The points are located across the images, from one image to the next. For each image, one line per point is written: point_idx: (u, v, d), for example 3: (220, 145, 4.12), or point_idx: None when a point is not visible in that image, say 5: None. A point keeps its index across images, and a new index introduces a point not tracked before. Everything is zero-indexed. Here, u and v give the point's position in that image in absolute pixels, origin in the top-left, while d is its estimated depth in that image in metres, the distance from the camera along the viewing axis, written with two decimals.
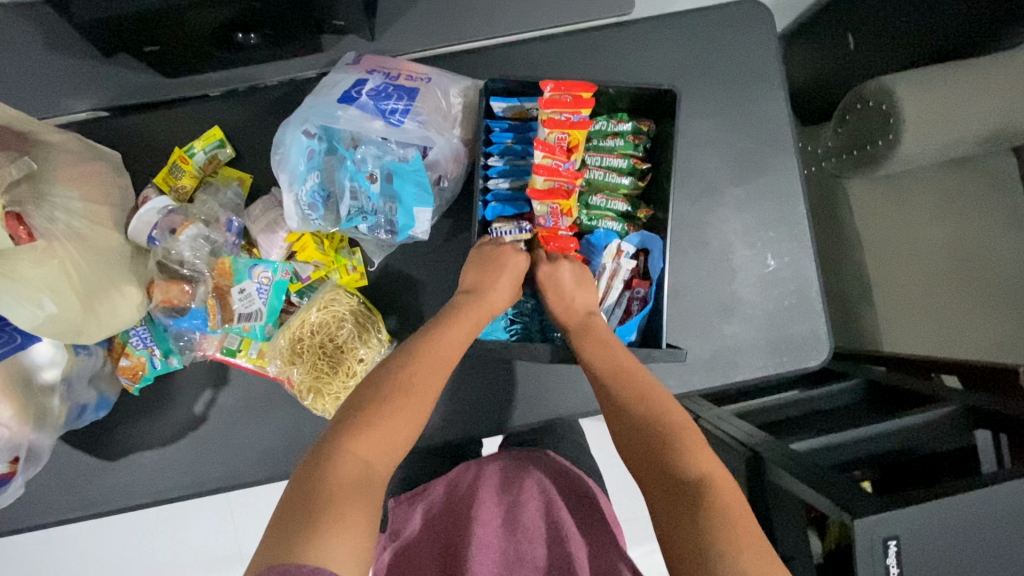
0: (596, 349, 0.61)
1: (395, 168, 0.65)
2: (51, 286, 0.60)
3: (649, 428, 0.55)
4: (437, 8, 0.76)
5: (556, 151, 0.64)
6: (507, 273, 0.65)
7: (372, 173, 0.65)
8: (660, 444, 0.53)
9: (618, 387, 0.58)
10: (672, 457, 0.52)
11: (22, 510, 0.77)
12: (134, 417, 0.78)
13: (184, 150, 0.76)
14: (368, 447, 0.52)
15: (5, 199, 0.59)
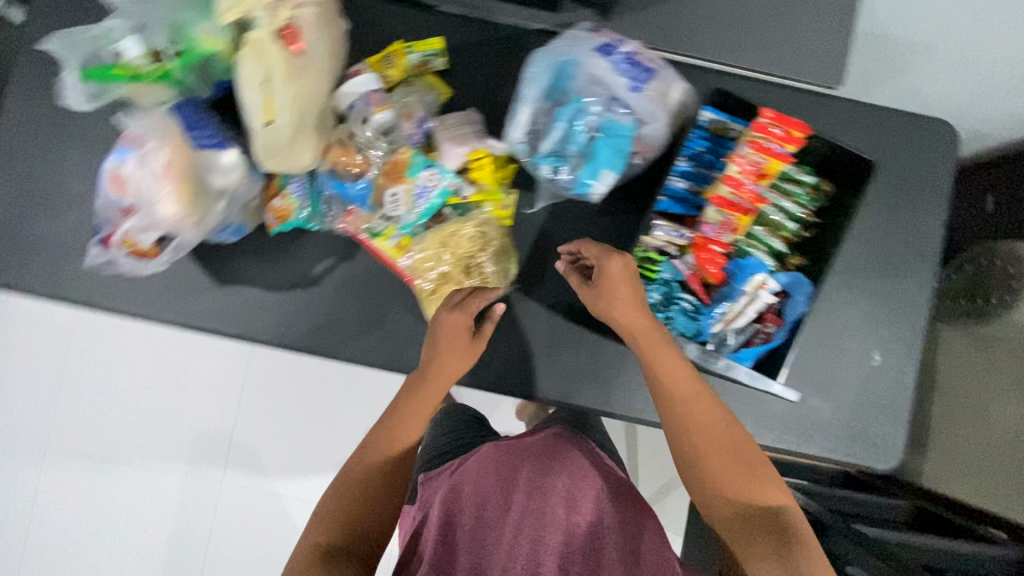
0: (666, 378, 0.69)
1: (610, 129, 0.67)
2: (287, 102, 0.64)
3: (718, 463, 0.68)
4: (671, 14, 0.82)
5: (749, 171, 0.69)
6: (461, 354, 0.76)
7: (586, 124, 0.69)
8: (730, 479, 0.67)
9: (681, 429, 0.69)
10: (740, 495, 0.67)
11: (124, 294, 0.81)
12: (258, 254, 0.81)
13: (404, 46, 0.81)
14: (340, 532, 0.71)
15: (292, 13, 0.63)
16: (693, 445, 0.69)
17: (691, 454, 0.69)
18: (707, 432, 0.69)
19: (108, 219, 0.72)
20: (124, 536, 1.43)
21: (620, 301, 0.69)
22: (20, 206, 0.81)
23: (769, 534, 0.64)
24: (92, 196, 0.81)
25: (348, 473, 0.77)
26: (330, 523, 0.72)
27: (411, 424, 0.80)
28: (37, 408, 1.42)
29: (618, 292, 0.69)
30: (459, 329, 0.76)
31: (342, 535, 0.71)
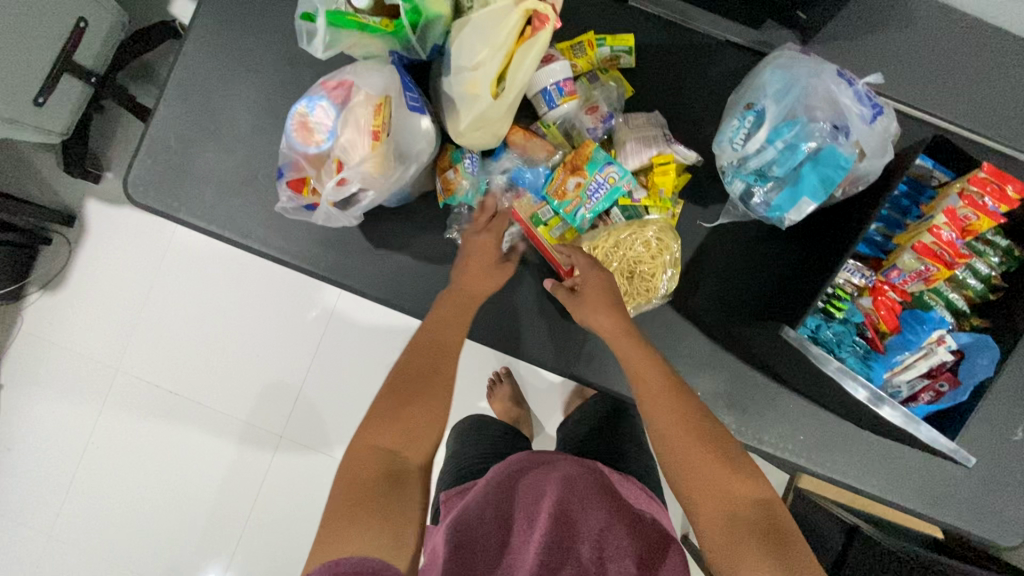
0: (655, 401, 0.67)
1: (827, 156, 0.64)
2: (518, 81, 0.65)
3: (700, 463, 0.64)
4: (873, 51, 0.80)
5: (955, 224, 0.67)
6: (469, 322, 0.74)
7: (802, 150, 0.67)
8: (719, 481, 0.63)
9: (665, 444, 0.66)
10: (723, 493, 0.62)
11: (277, 239, 0.80)
12: (415, 222, 0.81)
13: (595, 38, 0.80)
14: (395, 440, 0.64)
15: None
16: (672, 455, 0.65)
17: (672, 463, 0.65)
18: (675, 432, 0.65)
19: (291, 164, 0.72)
20: (175, 472, 1.43)
21: (596, 309, 0.72)
22: (192, 136, 0.81)
23: (755, 528, 0.60)
24: (263, 138, 0.81)
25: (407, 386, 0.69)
26: (387, 422, 0.65)
27: (451, 359, 0.71)
28: (117, 331, 1.45)
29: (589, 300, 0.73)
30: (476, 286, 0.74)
31: (400, 439, 0.64)
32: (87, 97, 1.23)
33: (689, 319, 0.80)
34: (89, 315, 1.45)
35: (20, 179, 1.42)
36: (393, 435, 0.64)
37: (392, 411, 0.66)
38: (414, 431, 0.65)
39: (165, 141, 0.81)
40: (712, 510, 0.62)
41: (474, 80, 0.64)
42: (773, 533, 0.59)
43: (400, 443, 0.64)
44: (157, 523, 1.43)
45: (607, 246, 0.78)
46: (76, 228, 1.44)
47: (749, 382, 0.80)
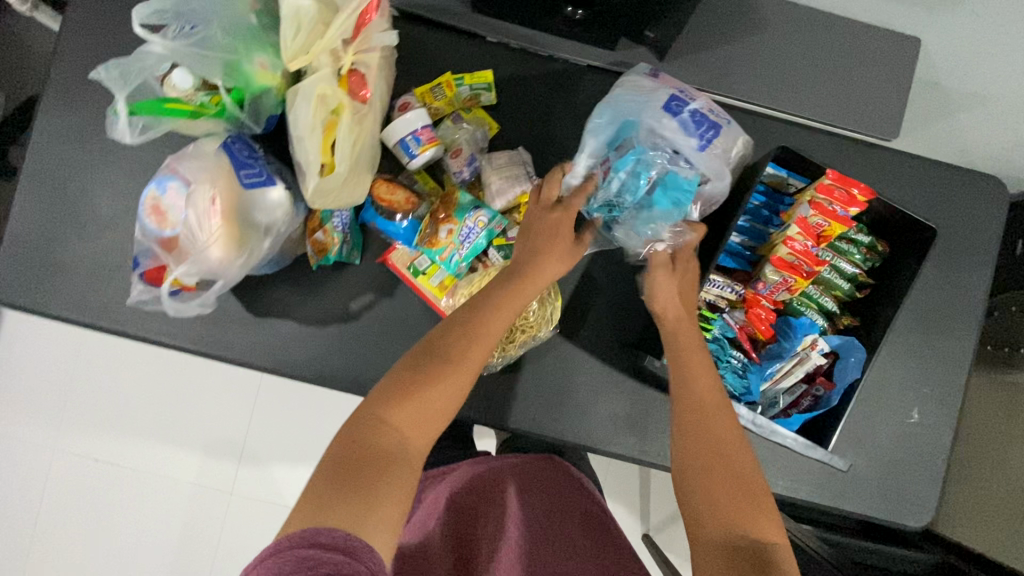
0: (703, 393, 0.64)
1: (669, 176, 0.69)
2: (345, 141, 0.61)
3: (706, 477, 0.61)
4: (727, 58, 0.80)
5: (809, 233, 0.68)
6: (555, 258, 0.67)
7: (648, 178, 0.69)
8: (720, 498, 0.60)
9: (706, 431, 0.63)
10: (734, 518, 0.59)
11: (152, 321, 0.78)
12: (295, 287, 0.80)
13: (453, 78, 0.79)
14: (409, 419, 0.59)
15: (354, 58, 0.61)
16: (686, 457, 0.62)
17: (687, 465, 0.62)
18: (722, 446, 0.62)
19: (148, 252, 0.70)
20: (130, 545, 1.41)
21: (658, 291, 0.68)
22: (52, 228, 0.79)
23: (742, 566, 0.55)
24: (127, 220, 0.79)
25: (430, 342, 0.63)
26: (390, 398, 0.59)
27: (495, 319, 0.64)
28: (49, 410, 1.41)
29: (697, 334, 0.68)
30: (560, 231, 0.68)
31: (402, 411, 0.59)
32: None
33: (580, 347, 0.80)
34: (16, 395, 1.42)
35: None
36: (397, 399, 0.59)
37: (403, 399, 0.59)
38: (429, 417, 0.60)
39: (24, 236, 0.78)
40: (708, 532, 0.59)
41: (303, 153, 0.60)
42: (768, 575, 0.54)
43: (420, 423, 0.59)
44: None
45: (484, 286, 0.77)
46: None
47: (646, 402, 0.81)
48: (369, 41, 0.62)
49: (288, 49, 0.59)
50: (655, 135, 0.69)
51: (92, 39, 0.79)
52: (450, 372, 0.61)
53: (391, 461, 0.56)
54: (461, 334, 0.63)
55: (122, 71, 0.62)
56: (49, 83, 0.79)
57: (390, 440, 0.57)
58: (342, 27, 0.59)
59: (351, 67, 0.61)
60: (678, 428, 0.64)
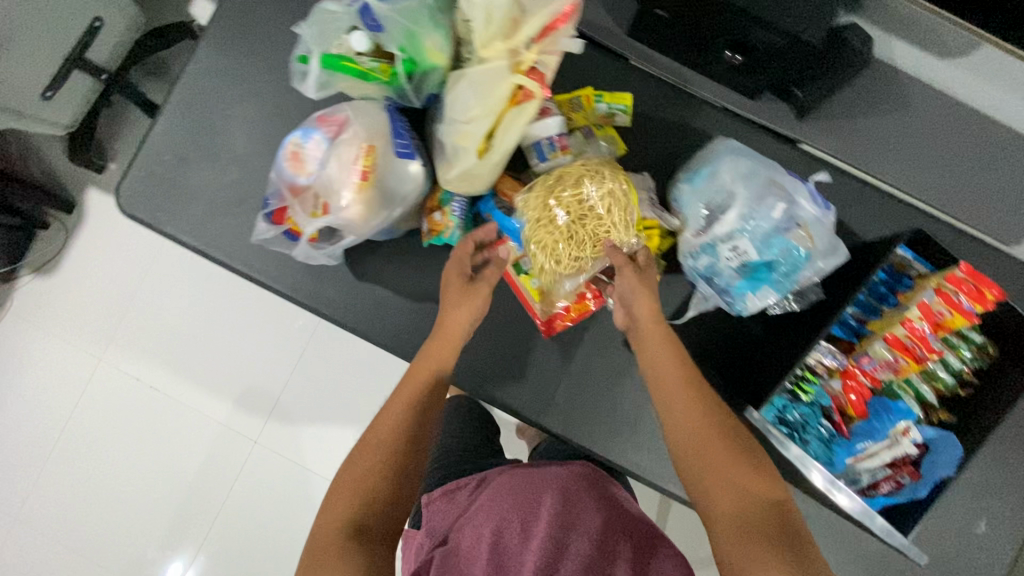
0: (654, 356, 0.70)
1: (781, 241, 0.65)
2: (504, 137, 0.65)
3: (703, 458, 0.63)
4: (871, 130, 0.79)
5: (929, 317, 0.67)
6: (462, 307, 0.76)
7: (779, 248, 0.65)
8: (721, 496, 0.61)
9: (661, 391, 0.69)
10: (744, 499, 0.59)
11: (261, 261, 0.81)
12: (399, 258, 0.81)
13: (593, 94, 0.81)
14: (354, 502, 0.65)
15: (536, 55, 0.62)
16: (693, 441, 0.65)
17: (685, 458, 0.65)
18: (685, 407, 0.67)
19: (278, 193, 0.72)
20: (147, 470, 1.44)
21: (634, 309, 0.72)
22: (186, 152, 0.82)
23: (770, 526, 0.57)
24: (256, 160, 0.82)
25: (367, 439, 0.70)
26: (340, 497, 0.66)
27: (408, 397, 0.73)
28: (105, 323, 1.46)
29: (660, 346, 0.70)
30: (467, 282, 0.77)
31: (354, 510, 0.64)
32: (98, 91, 1.24)
33: None
34: (76, 302, 1.46)
35: (23, 164, 1.44)
36: (347, 504, 0.65)
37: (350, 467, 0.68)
38: (361, 490, 0.66)
39: (159, 153, 0.82)
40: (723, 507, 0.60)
41: (465, 133, 0.65)
42: (788, 534, 0.56)
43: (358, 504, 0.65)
44: (122, 517, 1.43)
45: (564, 193, 0.71)
46: (73, 214, 1.46)
47: None
48: (552, 40, 0.63)
49: (479, 33, 0.61)
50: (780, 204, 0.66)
51: None
52: (376, 453, 0.69)
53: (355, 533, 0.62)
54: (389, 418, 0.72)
55: (320, 29, 0.66)
56: (216, 19, 0.83)
57: (353, 524, 0.63)
58: (535, 25, 0.61)
59: (530, 64, 0.63)
60: (667, 414, 0.67)
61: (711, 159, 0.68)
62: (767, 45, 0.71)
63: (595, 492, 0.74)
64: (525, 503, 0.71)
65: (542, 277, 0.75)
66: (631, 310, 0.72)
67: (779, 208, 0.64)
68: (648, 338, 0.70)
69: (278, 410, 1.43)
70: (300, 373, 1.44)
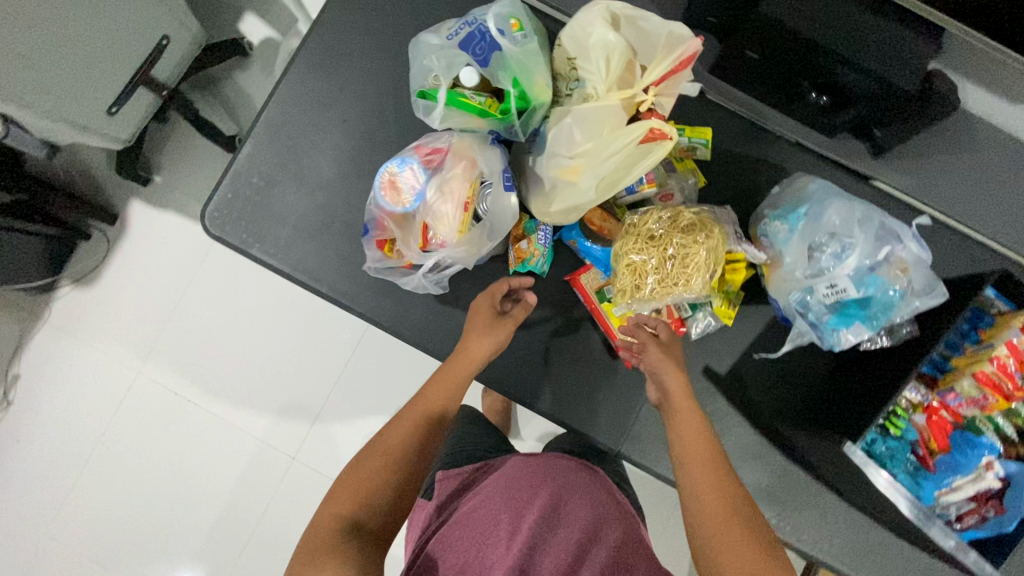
0: (691, 435, 0.68)
1: (877, 279, 0.67)
2: (613, 176, 0.67)
3: (715, 530, 0.62)
4: (947, 169, 0.81)
5: (1016, 355, 0.68)
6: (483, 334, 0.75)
7: (877, 289, 0.67)
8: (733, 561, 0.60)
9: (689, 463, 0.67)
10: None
11: (347, 285, 0.82)
12: (482, 285, 0.82)
13: (674, 127, 0.82)
14: (357, 494, 0.65)
15: (652, 99, 0.65)
16: (710, 514, 0.64)
17: (701, 534, 0.63)
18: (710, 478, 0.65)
19: (375, 221, 0.74)
20: (181, 486, 1.42)
21: (666, 383, 0.71)
22: (273, 177, 0.83)
23: None
24: (343, 185, 0.83)
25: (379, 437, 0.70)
26: (344, 488, 0.66)
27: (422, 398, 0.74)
28: (144, 335, 1.45)
29: (693, 414, 0.69)
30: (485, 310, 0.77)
31: (358, 507, 0.64)
32: (154, 107, 1.24)
33: (739, 414, 0.78)
34: (115, 313, 1.45)
35: (68, 175, 1.44)
36: (351, 503, 0.64)
37: (360, 460, 0.68)
38: (369, 494, 0.65)
39: (247, 176, 0.82)
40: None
41: (574, 168, 0.67)
42: None
43: (359, 504, 0.64)
44: (154, 533, 1.41)
45: (661, 217, 0.74)
46: (116, 226, 1.45)
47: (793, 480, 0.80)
48: (668, 86, 0.65)
49: (599, 77, 0.64)
50: (881, 246, 0.68)
51: (352, 14, 0.83)
52: (391, 458, 0.68)
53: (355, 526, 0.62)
54: (411, 424, 0.71)
55: (448, 65, 0.68)
56: (305, 44, 0.84)
57: (353, 515, 0.63)
58: (655, 71, 0.63)
59: (646, 107, 0.65)
60: (688, 475, 0.66)
61: (808, 198, 0.71)
62: (858, 84, 0.78)
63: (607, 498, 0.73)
64: (542, 490, 0.70)
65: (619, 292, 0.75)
66: (663, 384, 0.72)
67: (880, 250, 0.67)
68: (684, 407, 0.69)
69: (317, 427, 1.42)
70: (339, 390, 1.43)
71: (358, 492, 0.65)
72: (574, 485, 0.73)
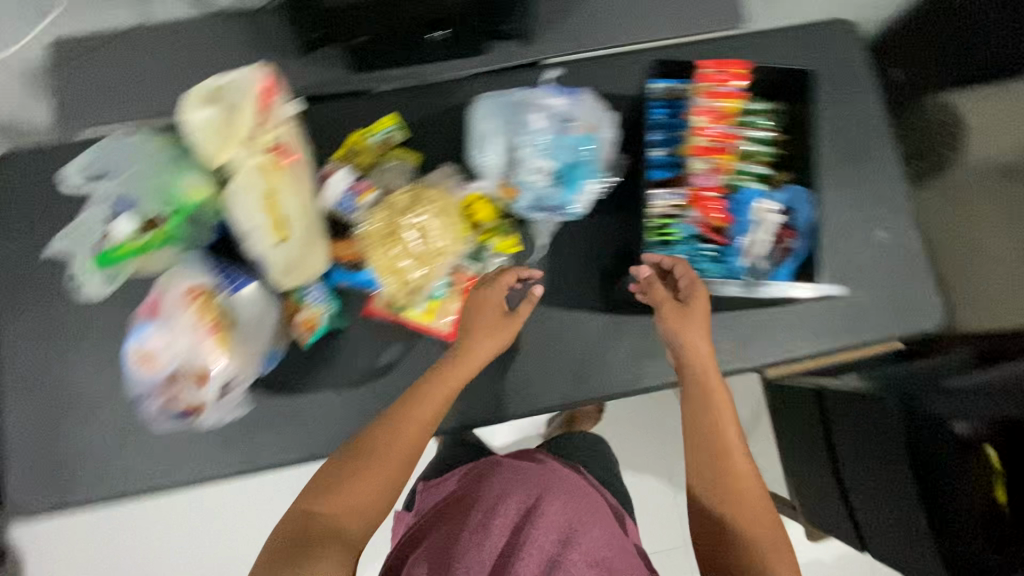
0: (715, 384, 0.67)
1: (558, 141, 0.77)
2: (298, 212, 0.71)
3: (722, 482, 0.62)
4: (580, 19, 0.88)
5: (709, 118, 0.78)
6: (490, 337, 0.71)
7: (565, 148, 0.77)
8: (755, 530, 0.59)
9: (696, 391, 0.67)
10: (773, 551, 0.58)
11: (181, 463, 0.78)
12: (295, 375, 0.78)
13: (361, 134, 0.83)
14: (337, 507, 0.59)
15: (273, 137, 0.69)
16: (723, 460, 0.63)
17: (707, 490, 0.63)
18: (726, 435, 0.65)
19: (149, 392, 0.72)
20: None
21: (684, 345, 0.69)
22: (50, 426, 0.78)
23: None
24: (121, 383, 0.79)
25: (362, 442, 0.64)
26: (321, 490, 0.60)
27: (422, 407, 0.66)
28: None
29: (699, 312, 0.70)
30: (490, 304, 0.72)
31: (336, 516, 0.58)
32: None
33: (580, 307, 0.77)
34: None
35: None
36: (322, 495, 0.60)
37: (346, 474, 0.61)
38: (356, 504, 0.59)
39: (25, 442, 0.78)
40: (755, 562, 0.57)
41: (264, 230, 0.69)
42: None
43: (337, 507, 0.59)
44: None
45: (380, 213, 0.77)
46: None
47: None
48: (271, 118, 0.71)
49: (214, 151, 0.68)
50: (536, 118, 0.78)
51: (17, 241, 0.81)
52: (386, 466, 0.62)
53: (321, 539, 0.55)
54: (393, 442, 0.63)
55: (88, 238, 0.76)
56: None
57: (323, 525, 0.57)
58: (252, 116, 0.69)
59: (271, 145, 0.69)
60: (690, 408, 0.67)
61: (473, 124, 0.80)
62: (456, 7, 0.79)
63: (574, 490, 0.82)
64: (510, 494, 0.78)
65: (396, 300, 0.78)
66: (675, 346, 0.70)
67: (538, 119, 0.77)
68: (699, 354, 0.68)
69: None
70: None
71: (348, 494, 0.60)
72: (546, 485, 0.80)
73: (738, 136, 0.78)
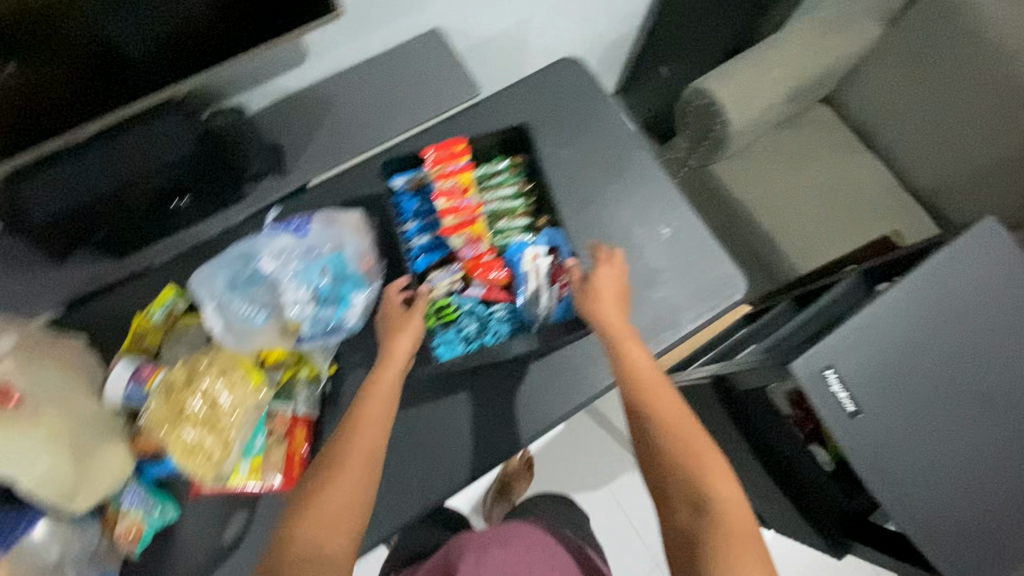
0: (616, 311, 0.72)
1: (308, 268, 0.78)
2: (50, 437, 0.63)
3: (651, 404, 0.65)
4: (328, 136, 0.92)
5: (453, 194, 0.83)
6: (407, 334, 0.74)
7: (319, 271, 0.78)
8: (692, 446, 0.61)
9: (612, 329, 0.71)
10: (710, 472, 0.59)
11: None
12: None
13: (143, 315, 0.81)
14: (322, 528, 0.58)
15: None
16: (642, 378, 0.67)
17: (644, 412, 0.65)
18: (644, 364, 0.68)
19: None
20: None
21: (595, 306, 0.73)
22: None
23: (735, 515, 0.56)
24: None
25: (331, 457, 0.64)
26: (300, 515, 0.60)
27: (363, 427, 0.66)
28: None
29: (611, 286, 0.75)
30: (397, 322, 0.75)
31: (320, 536, 0.58)
32: None
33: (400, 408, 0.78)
34: None
35: None
36: (313, 524, 0.59)
37: (322, 493, 0.61)
38: (335, 526, 0.59)
39: None
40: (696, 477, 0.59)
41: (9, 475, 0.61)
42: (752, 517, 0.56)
43: (330, 527, 0.59)
44: None
45: (156, 395, 0.72)
46: None
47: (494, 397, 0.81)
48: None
49: None
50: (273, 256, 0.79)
51: None
52: (358, 495, 0.62)
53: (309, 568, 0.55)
54: (352, 453, 0.64)
55: None
56: None
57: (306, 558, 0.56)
58: None
59: None
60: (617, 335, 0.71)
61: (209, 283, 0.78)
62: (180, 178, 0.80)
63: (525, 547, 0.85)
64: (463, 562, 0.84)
65: (208, 474, 0.72)
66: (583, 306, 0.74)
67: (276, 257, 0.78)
68: (603, 291, 0.73)
69: None
70: None
71: (327, 520, 0.59)
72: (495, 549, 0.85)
73: (487, 201, 0.85)
